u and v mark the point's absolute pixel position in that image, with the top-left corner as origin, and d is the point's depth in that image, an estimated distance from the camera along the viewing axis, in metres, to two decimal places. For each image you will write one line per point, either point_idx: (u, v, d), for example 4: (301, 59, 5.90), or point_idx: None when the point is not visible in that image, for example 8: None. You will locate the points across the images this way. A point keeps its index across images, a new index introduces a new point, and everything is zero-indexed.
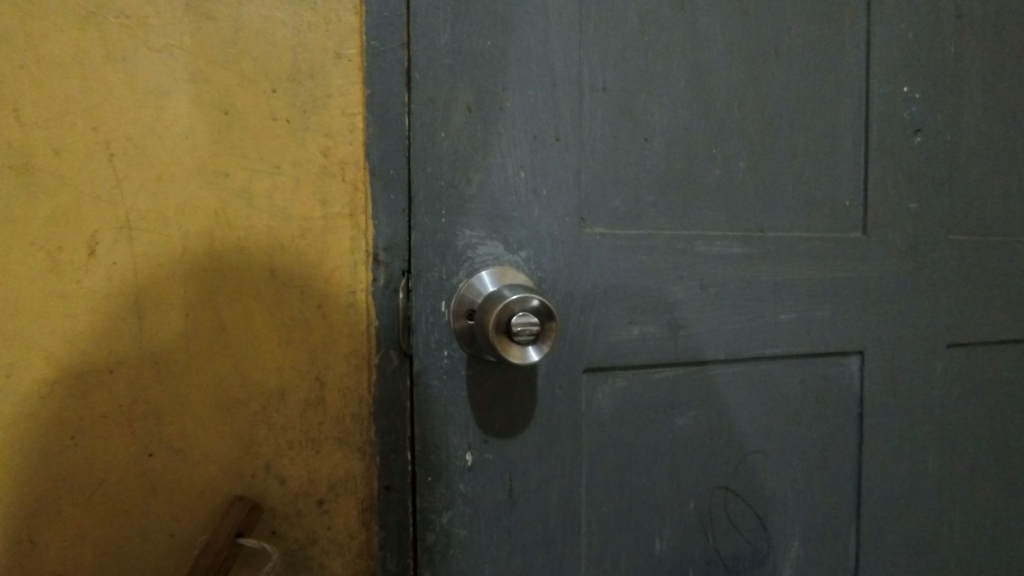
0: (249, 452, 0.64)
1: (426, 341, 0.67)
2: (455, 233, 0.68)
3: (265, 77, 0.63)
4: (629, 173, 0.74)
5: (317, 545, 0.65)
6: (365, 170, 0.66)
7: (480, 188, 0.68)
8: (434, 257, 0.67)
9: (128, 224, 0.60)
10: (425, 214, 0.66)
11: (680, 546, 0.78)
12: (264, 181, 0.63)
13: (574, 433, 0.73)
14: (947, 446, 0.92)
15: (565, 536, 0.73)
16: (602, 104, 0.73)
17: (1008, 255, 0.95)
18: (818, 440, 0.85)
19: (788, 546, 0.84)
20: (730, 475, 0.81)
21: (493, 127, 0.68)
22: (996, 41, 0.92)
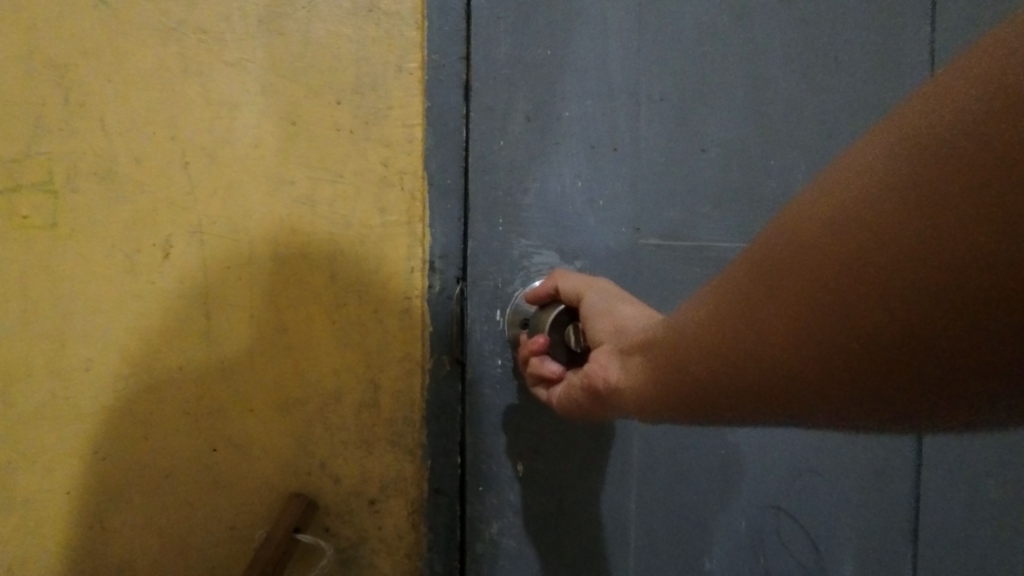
0: (305, 450, 0.66)
1: (480, 348, 0.69)
2: (512, 242, 0.69)
3: (330, 89, 0.65)
4: (687, 184, 0.74)
5: (367, 543, 0.67)
6: (422, 179, 0.68)
7: (535, 197, 0.70)
8: (488, 265, 0.69)
9: (199, 228, 0.63)
10: (483, 225, 0.69)
11: (729, 566, 0.77)
12: (326, 189, 0.66)
13: (621, 448, 0.72)
14: (1010, 470, 0.89)
15: (613, 550, 0.73)
16: (660, 113, 0.73)
17: None
18: (876, 461, 0.83)
19: (840, 569, 0.82)
20: (783, 494, 0.79)
21: (551, 135, 0.70)
22: None
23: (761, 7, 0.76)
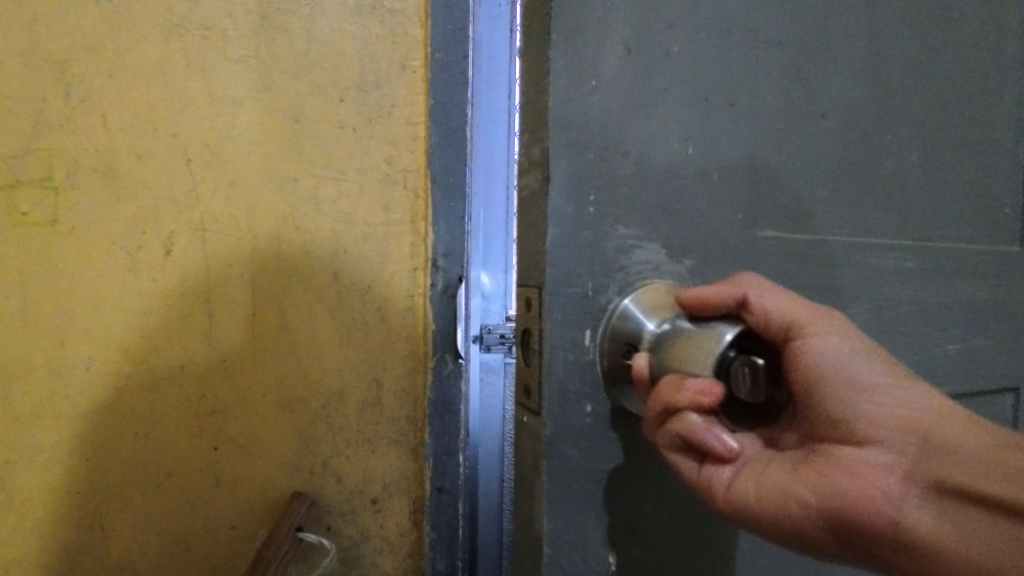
0: (308, 449, 0.66)
1: (563, 387, 0.32)
2: (603, 234, 0.33)
3: (333, 87, 0.65)
4: (822, 148, 0.40)
5: (369, 542, 0.67)
6: (425, 177, 0.68)
7: (637, 170, 0.33)
8: (574, 265, 0.32)
9: (201, 226, 0.63)
10: (560, 212, 0.31)
11: None
12: (329, 187, 0.65)
13: None
14: None
15: None
16: (807, 26, 0.38)
17: None
18: None
19: None
20: None
21: (655, 79, 0.33)
22: None
23: None
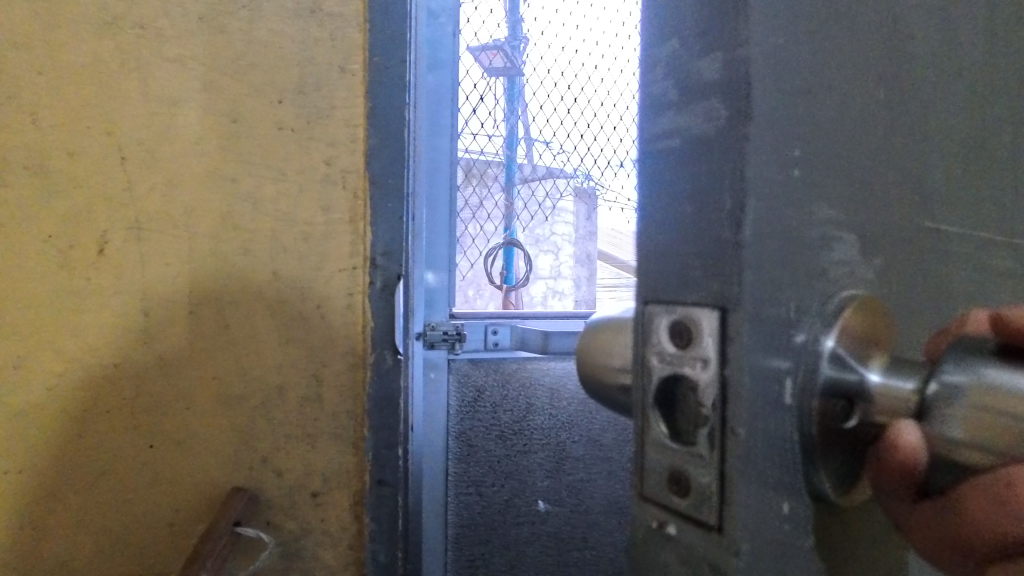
0: (248, 445, 0.66)
1: (761, 486, 0.18)
2: (806, 213, 0.19)
3: (273, 88, 0.66)
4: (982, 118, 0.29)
5: (310, 536, 0.69)
6: (365, 178, 0.69)
7: (839, 111, 0.20)
8: (779, 250, 0.18)
9: (137, 224, 0.63)
10: (768, 178, 0.17)
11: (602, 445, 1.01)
12: (268, 186, 0.66)
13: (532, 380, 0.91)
14: None
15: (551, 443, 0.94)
16: None
17: None
18: None
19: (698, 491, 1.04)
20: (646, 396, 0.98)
21: None
22: None
23: None
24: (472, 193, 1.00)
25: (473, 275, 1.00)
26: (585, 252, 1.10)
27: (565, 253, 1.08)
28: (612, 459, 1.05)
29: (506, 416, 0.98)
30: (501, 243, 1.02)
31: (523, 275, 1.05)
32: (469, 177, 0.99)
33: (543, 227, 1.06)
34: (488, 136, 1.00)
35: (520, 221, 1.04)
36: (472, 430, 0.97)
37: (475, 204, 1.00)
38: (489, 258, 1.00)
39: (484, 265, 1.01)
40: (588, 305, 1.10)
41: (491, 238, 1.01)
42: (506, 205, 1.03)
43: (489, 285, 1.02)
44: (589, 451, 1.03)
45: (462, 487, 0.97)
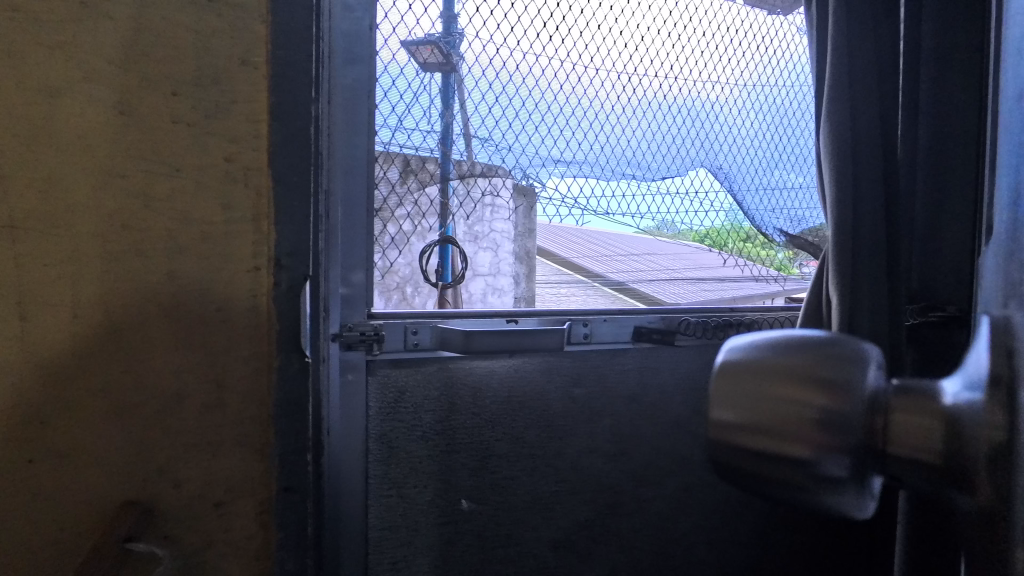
0: (142, 455, 0.64)
1: None
2: None
3: (167, 80, 0.63)
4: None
5: (213, 548, 0.66)
6: (268, 175, 0.67)
7: None
8: None
9: (12, 221, 0.58)
10: None
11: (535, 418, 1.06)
12: (162, 183, 0.63)
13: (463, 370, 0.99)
14: None
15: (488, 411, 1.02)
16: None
17: (872, 260, 1.12)
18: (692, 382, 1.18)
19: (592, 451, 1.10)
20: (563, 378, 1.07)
21: None
22: (860, 78, 1.11)
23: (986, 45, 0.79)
24: (399, 189, 1.00)
25: (405, 274, 1.02)
26: (525, 250, 1.11)
27: (505, 250, 1.10)
28: (535, 456, 1.06)
29: (428, 417, 0.98)
30: (437, 241, 1.04)
31: (459, 273, 1.07)
32: (393, 174, 0.99)
33: (482, 225, 1.08)
34: (426, 130, 1.01)
35: (456, 220, 1.05)
36: (393, 432, 0.96)
37: (405, 201, 1.00)
38: (423, 256, 1.02)
39: (417, 263, 1.03)
40: (526, 302, 1.11)
41: (423, 236, 1.02)
42: (439, 203, 1.04)
43: (425, 283, 1.03)
44: (512, 448, 1.04)
45: (383, 489, 0.96)
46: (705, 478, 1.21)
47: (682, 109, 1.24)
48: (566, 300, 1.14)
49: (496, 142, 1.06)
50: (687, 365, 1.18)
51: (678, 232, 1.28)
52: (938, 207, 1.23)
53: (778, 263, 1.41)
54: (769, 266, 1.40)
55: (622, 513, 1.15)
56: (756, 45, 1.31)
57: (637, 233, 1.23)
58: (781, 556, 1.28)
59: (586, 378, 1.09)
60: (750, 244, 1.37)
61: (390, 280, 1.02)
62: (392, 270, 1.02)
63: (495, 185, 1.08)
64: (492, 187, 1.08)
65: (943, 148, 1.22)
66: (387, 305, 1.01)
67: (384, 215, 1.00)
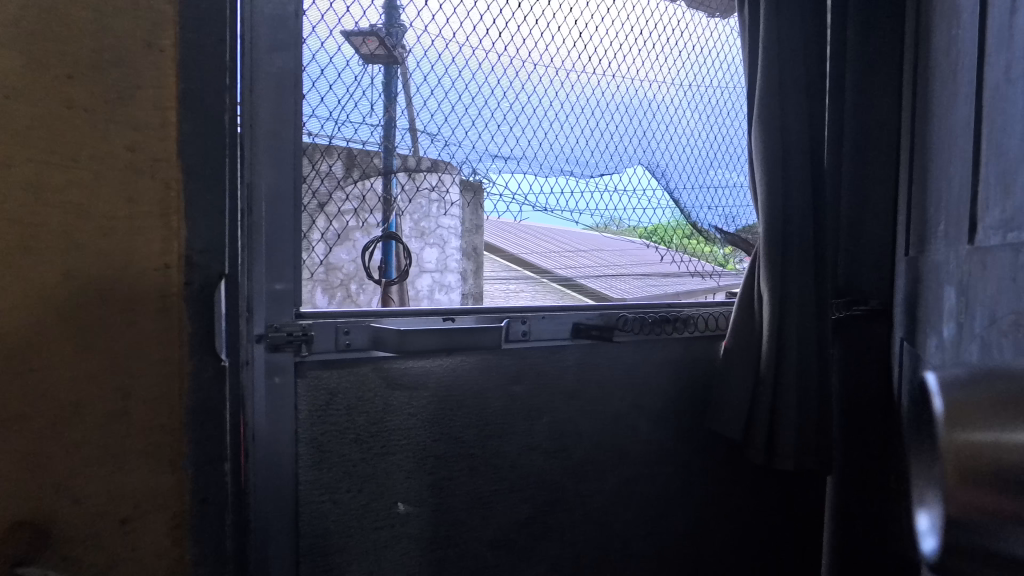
0: (35, 472, 0.57)
1: None
2: None
3: (60, 61, 0.57)
4: None
5: (119, 568, 0.61)
6: (178, 167, 0.63)
7: None
8: None
9: None
10: None
11: (481, 417, 1.05)
12: (56, 175, 0.57)
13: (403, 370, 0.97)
14: (767, 406, 1.16)
15: (430, 411, 1.00)
16: None
17: (800, 256, 1.16)
18: (629, 376, 1.20)
19: (531, 448, 1.10)
20: (504, 374, 1.06)
21: None
22: (785, 82, 1.15)
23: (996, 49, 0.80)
24: (345, 183, 0.99)
25: (350, 271, 1.01)
26: (472, 246, 1.09)
27: (452, 246, 1.08)
28: (474, 455, 1.05)
29: (361, 419, 0.95)
30: (379, 237, 1.01)
31: (404, 270, 1.04)
32: (337, 169, 0.98)
33: (428, 220, 1.06)
34: (370, 123, 0.99)
35: (401, 216, 1.03)
36: (325, 436, 0.92)
37: (351, 196, 0.99)
38: (366, 252, 1.00)
39: (359, 261, 1.01)
40: (475, 299, 1.10)
41: (366, 230, 1.01)
42: (381, 198, 1.02)
43: (368, 280, 1.02)
44: (450, 449, 1.02)
45: (314, 495, 0.93)
46: (644, 471, 1.23)
47: (620, 107, 1.25)
48: (515, 297, 1.13)
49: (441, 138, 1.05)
50: (626, 361, 1.19)
51: (625, 228, 1.29)
52: (863, 207, 1.29)
53: (721, 259, 1.44)
54: (714, 262, 1.43)
55: (562, 509, 1.15)
56: (691, 46, 1.34)
57: (585, 229, 1.23)
58: (717, 545, 1.32)
59: (524, 376, 1.09)
60: (695, 240, 1.39)
61: (333, 278, 0.99)
62: (336, 266, 0.99)
63: (442, 180, 1.07)
64: (438, 183, 1.06)
65: (864, 150, 1.28)
66: (330, 303, 0.99)
67: (326, 209, 0.97)
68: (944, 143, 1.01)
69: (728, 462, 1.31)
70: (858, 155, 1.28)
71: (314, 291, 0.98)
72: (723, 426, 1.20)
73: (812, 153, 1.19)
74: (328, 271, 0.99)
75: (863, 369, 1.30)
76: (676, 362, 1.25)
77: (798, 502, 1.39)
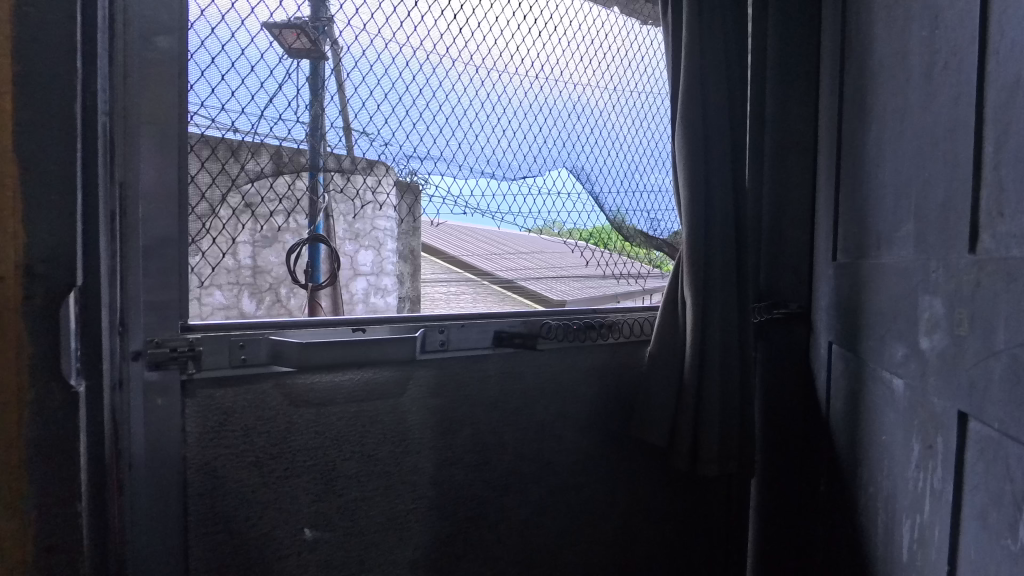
0: None
1: None
2: None
3: None
4: None
5: None
6: (9, 156, 0.54)
7: None
8: None
9: None
10: None
11: (398, 434, 0.98)
12: None
13: (311, 387, 0.89)
14: (694, 412, 1.14)
15: (341, 428, 0.93)
16: None
17: (721, 260, 1.16)
18: (555, 384, 1.16)
19: (451, 463, 1.04)
20: (420, 388, 1.00)
21: None
22: (706, 88, 1.16)
23: (917, 58, 0.81)
24: (275, 185, 0.93)
25: (279, 274, 0.95)
26: (409, 248, 1.06)
27: (388, 248, 1.04)
28: (389, 473, 0.98)
29: (259, 440, 0.86)
30: (304, 239, 0.95)
31: (335, 273, 1.00)
32: (264, 169, 0.92)
33: (363, 222, 1.02)
34: (297, 121, 0.94)
35: (332, 217, 0.98)
36: (217, 461, 0.83)
37: (280, 197, 0.94)
38: (293, 255, 0.94)
39: (283, 265, 0.94)
40: (412, 303, 1.06)
41: (296, 231, 0.94)
42: (309, 198, 0.96)
43: (297, 285, 0.96)
44: (362, 468, 0.95)
45: (204, 527, 0.83)
46: (571, 482, 1.19)
47: (547, 107, 1.22)
48: (457, 300, 1.10)
49: (369, 130, 1.00)
50: (552, 369, 1.16)
51: (567, 231, 1.27)
52: (781, 212, 1.31)
53: (659, 264, 1.44)
54: (652, 266, 1.43)
55: (485, 525, 1.10)
56: (620, 50, 1.33)
57: (527, 232, 1.21)
58: (643, 552, 1.30)
59: (443, 388, 1.02)
60: (633, 245, 1.38)
61: (262, 282, 0.95)
62: (264, 269, 0.94)
63: (378, 182, 1.02)
64: (375, 186, 1.02)
65: (784, 156, 1.30)
66: (259, 309, 0.94)
67: (254, 211, 0.92)
68: (860, 150, 1.03)
69: (655, 467, 1.30)
70: (779, 162, 1.30)
71: (241, 295, 0.93)
72: (649, 433, 1.19)
73: (734, 159, 1.20)
74: (257, 275, 0.94)
75: (782, 372, 1.33)
76: (602, 369, 1.23)
77: (722, 507, 1.39)
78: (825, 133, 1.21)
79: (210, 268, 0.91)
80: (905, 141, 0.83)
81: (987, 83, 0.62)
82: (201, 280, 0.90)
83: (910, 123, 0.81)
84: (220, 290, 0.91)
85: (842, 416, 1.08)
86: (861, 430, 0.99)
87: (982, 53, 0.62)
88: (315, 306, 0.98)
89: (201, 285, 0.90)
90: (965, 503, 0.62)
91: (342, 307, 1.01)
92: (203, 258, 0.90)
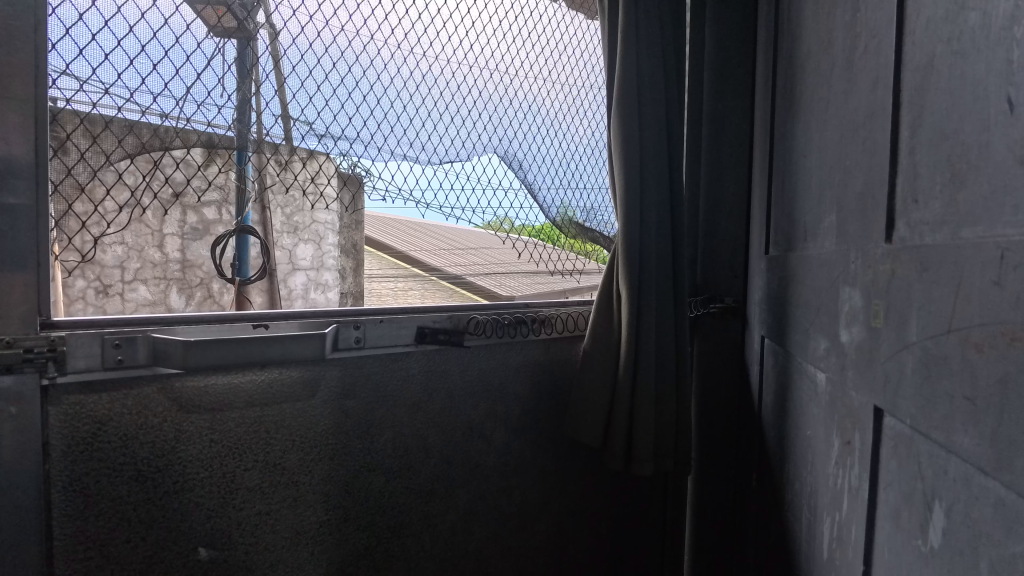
0: None
1: None
2: None
3: None
4: None
5: None
6: None
7: None
8: None
9: None
10: None
11: (310, 439, 0.91)
12: None
13: (206, 391, 0.81)
14: (632, 412, 1.10)
15: (243, 434, 0.85)
16: None
17: (655, 253, 1.13)
18: (484, 383, 1.11)
19: (371, 470, 0.98)
20: (334, 389, 0.93)
21: None
22: (641, 74, 1.12)
23: (838, 46, 0.79)
24: (199, 172, 0.86)
25: (209, 269, 0.90)
26: (350, 242, 1.02)
27: (329, 243, 0.99)
28: (298, 483, 0.90)
29: (141, 450, 0.77)
30: (231, 231, 0.90)
31: (268, 267, 0.95)
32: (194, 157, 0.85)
33: (302, 215, 0.96)
34: (194, 99, 0.83)
35: (265, 211, 0.93)
36: (90, 474, 0.74)
37: (203, 186, 0.86)
38: (218, 248, 0.89)
39: (209, 259, 0.89)
40: (354, 298, 1.04)
41: (228, 223, 0.90)
42: (239, 186, 0.90)
43: (222, 279, 0.91)
44: (266, 478, 0.87)
45: (74, 551, 0.74)
46: (500, 485, 1.15)
47: (479, 95, 1.15)
48: (404, 295, 1.07)
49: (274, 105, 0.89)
50: (479, 367, 1.10)
51: (515, 227, 1.21)
52: (716, 206, 1.29)
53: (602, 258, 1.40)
54: (591, 261, 1.39)
55: (409, 534, 1.04)
56: (559, 39, 1.27)
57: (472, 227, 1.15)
58: (575, 554, 1.27)
59: (359, 390, 0.96)
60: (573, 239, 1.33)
61: (192, 276, 0.89)
62: (195, 263, 0.88)
63: (317, 172, 0.96)
64: (313, 172, 0.95)
65: (720, 149, 1.28)
66: (188, 304, 0.89)
67: (174, 200, 0.85)
68: (790, 142, 1.02)
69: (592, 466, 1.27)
70: (714, 155, 1.28)
71: (169, 291, 0.86)
72: (582, 433, 1.15)
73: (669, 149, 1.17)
74: (185, 269, 0.88)
75: (717, 367, 1.32)
76: (535, 366, 1.18)
77: (659, 503, 1.38)
78: (761, 125, 1.19)
79: (133, 261, 0.83)
80: (829, 131, 0.81)
81: (903, 65, 0.59)
82: (124, 275, 0.83)
83: (834, 112, 0.79)
84: (144, 285, 0.84)
85: (773, 412, 1.07)
86: (789, 425, 0.97)
87: (898, 34, 0.59)
88: (244, 300, 0.94)
89: (123, 279, 0.83)
90: (880, 502, 0.60)
91: (278, 301, 0.97)
92: (126, 251, 0.82)
